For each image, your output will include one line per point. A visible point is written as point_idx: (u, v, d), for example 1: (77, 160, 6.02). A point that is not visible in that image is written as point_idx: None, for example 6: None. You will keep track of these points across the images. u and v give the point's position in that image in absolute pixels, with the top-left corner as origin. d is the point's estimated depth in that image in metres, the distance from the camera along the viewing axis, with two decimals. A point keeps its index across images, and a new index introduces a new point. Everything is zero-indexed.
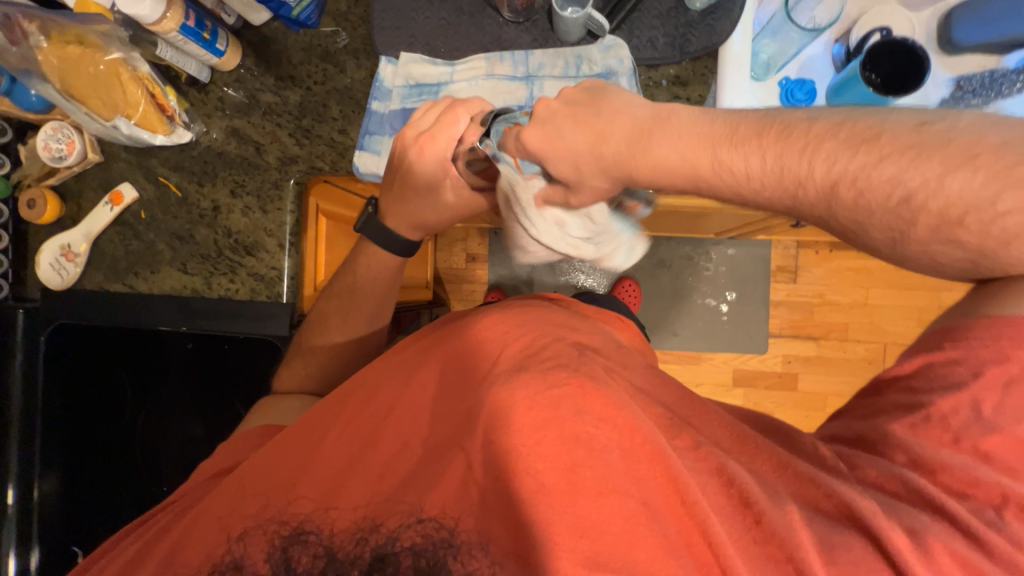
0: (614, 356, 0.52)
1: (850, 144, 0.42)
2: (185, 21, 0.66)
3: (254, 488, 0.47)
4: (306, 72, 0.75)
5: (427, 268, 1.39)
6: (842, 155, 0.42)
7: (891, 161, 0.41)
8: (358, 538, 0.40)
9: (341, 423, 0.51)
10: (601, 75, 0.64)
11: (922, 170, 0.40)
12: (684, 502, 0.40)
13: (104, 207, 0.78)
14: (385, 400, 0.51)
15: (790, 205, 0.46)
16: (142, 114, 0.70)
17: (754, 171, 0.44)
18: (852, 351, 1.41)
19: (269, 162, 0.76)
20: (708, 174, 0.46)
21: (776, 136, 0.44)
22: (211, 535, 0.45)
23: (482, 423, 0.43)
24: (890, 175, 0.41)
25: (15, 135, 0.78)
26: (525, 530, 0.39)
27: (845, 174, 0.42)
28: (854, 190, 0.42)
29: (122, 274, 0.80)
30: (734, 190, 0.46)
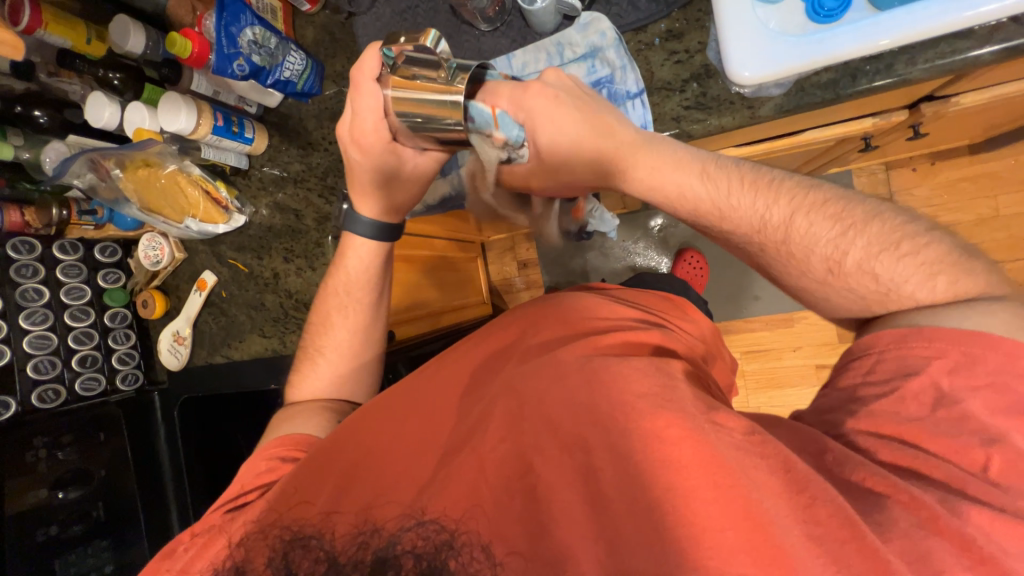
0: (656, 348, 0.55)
1: (800, 187, 0.50)
2: (216, 122, 0.75)
3: (295, 478, 0.50)
4: (321, 135, 0.82)
5: (481, 284, 1.42)
6: (797, 196, 0.50)
7: (830, 205, 0.49)
8: (359, 542, 0.44)
9: (389, 410, 0.55)
10: (587, 56, 0.61)
11: (852, 219, 0.48)
12: (722, 496, 0.38)
13: (195, 295, 0.91)
14: (433, 395, 0.56)
15: (759, 232, 0.51)
16: (203, 209, 0.83)
17: (731, 190, 0.51)
18: None
19: (308, 225, 0.85)
20: (695, 193, 0.52)
21: (749, 171, 0.52)
22: (224, 538, 0.49)
23: (496, 427, 0.47)
24: (831, 215, 0.49)
25: (123, 251, 0.94)
26: (545, 532, 0.42)
27: (799, 209, 0.49)
28: (808, 221, 0.49)
29: (220, 348, 0.93)
30: (714, 206, 0.52)
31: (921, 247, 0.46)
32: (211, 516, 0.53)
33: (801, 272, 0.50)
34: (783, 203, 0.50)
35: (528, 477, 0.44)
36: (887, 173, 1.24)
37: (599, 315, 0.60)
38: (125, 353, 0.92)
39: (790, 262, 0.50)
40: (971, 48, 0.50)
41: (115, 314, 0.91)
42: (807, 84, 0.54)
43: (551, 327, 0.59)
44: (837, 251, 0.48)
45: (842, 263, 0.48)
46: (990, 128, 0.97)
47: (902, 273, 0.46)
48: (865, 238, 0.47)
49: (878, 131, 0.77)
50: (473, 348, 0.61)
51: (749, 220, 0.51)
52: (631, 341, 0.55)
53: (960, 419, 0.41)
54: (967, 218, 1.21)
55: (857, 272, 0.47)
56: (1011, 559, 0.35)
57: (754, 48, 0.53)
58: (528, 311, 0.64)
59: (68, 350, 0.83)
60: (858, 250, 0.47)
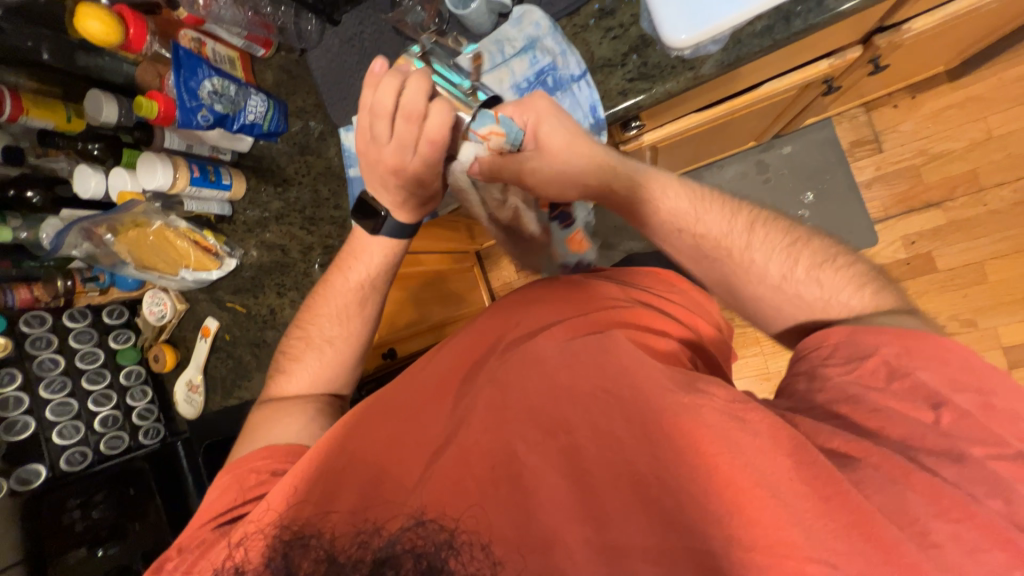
0: (642, 321, 0.58)
1: (754, 209, 0.58)
2: (193, 173, 0.78)
3: (300, 475, 0.49)
4: (294, 170, 0.84)
5: (481, 292, 1.43)
6: (753, 215, 0.57)
7: (777, 224, 0.56)
8: (359, 541, 0.44)
9: (384, 416, 0.54)
10: (525, 48, 0.62)
11: (795, 236, 0.55)
12: (694, 470, 0.41)
13: (201, 341, 0.94)
14: (425, 392, 0.57)
15: (716, 241, 0.56)
16: (196, 259, 0.86)
17: (691, 205, 0.58)
18: (995, 201, 1.16)
19: (294, 257, 0.86)
20: (663, 209, 0.58)
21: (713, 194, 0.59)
22: (220, 544, 0.49)
23: (483, 425, 0.48)
24: (778, 231, 0.55)
25: (130, 311, 0.99)
26: (534, 520, 0.42)
27: (751, 226, 0.56)
28: (758, 233, 0.55)
29: (233, 391, 0.95)
30: (675, 220, 0.58)
31: (851, 272, 0.52)
32: (201, 532, 0.53)
33: (759, 279, 0.54)
34: (739, 221, 0.56)
35: (513, 467, 0.45)
36: (869, 115, 1.22)
37: (595, 299, 0.61)
38: (144, 409, 0.94)
39: (747, 267, 0.54)
40: None
41: (129, 371, 0.94)
42: (742, 35, 0.55)
43: (534, 321, 0.60)
44: (789, 259, 0.53)
45: (794, 270, 0.53)
46: (965, 47, 0.94)
47: (836, 293, 0.51)
48: (809, 252, 0.54)
49: (837, 72, 0.76)
50: (464, 343, 0.61)
51: (708, 232, 0.57)
52: (611, 321, 0.56)
53: (913, 389, 0.43)
54: (961, 145, 1.18)
55: (805, 279, 0.52)
56: (963, 489, 0.38)
57: (684, 6, 0.53)
58: (508, 305, 0.64)
59: (88, 413, 0.86)
60: (805, 260, 0.53)
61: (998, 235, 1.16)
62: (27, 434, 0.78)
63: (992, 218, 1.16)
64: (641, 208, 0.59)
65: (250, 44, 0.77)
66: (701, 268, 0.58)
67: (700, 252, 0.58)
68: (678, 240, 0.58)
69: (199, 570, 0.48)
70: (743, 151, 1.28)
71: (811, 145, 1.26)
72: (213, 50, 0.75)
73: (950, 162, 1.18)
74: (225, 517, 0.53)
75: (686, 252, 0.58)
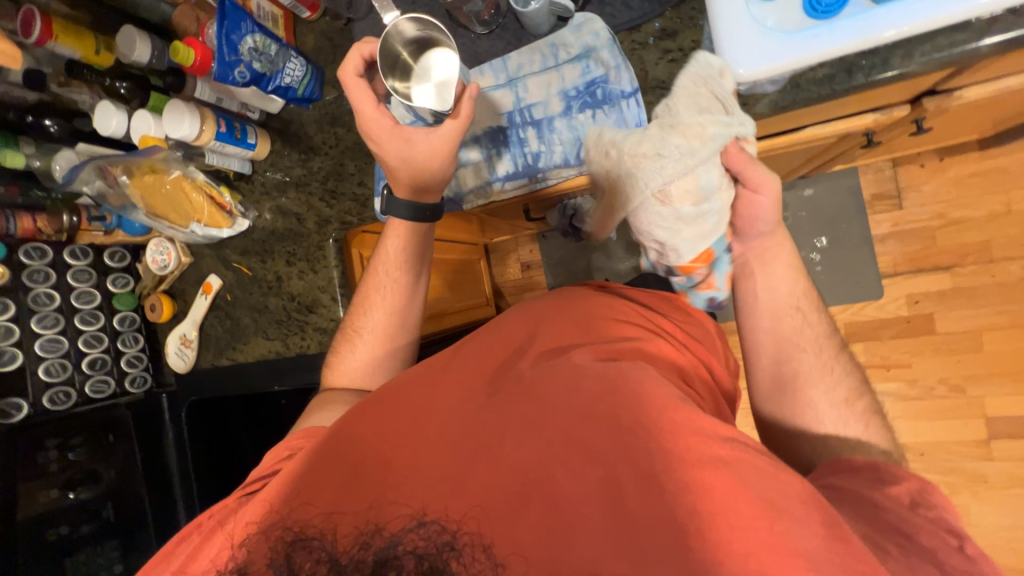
0: (664, 351, 0.55)
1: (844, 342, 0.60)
2: (219, 128, 0.76)
3: (302, 478, 0.49)
4: (322, 139, 0.82)
5: (485, 286, 1.42)
6: (842, 345, 0.60)
7: (856, 363, 0.59)
8: (360, 542, 0.44)
9: (382, 414, 0.52)
10: (581, 57, 0.62)
11: (867, 380, 0.58)
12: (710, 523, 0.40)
13: (201, 298, 0.92)
14: (420, 395, 0.53)
15: (806, 342, 0.59)
16: (208, 215, 0.83)
17: (802, 306, 0.60)
18: (1003, 273, 1.17)
19: (309, 228, 0.84)
20: (779, 295, 0.61)
21: (820, 310, 0.61)
22: (223, 539, 0.49)
23: (491, 438, 0.47)
24: (855, 368, 0.58)
25: (132, 256, 0.95)
26: (559, 536, 0.41)
27: (838, 351, 0.59)
28: (840, 359, 0.58)
29: (225, 351, 0.93)
30: (780, 310, 0.60)
31: (887, 433, 0.55)
32: (225, 501, 0.55)
33: (819, 388, 0.57)
34: (830, 344, 0.59)
35: (539, 480, 0.44)
36: (895, 170, 1.22)
37: (622, 313, 0.58)
38: (133, 356, 0.93)
39: (815, 375, 0.57)
40: (968, 40, 0.49)
41: (123, 317, 0.92)
42: (802, 80, 0.54)
43: (561, 330, 0.56)
44: (852, 391, 0.56)
45: (848, 407, 0.55)
46: (1000, 120, 0.94)
47: (866, 444, 0.54)
48: (872, 398, 0.57)
49: (879, 128, 0.76)
50: (489, 339, 0.57)
51: (804, 332, 0.59)
52: (635, 352, 0.53)
53: (937, 521, 0.43)
54: (979, 214, 1.19)
55: (854, 416, 0.55)
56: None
57: (750, 45, 0.52)
58: (537, 304, 0.60)
59: (77, 353, 0.85)
60: (865, 401, 0.56)
61: (1000, 308, 1.17)
62: (14, 365, 0.77)
63: (997, 290, 1.17)
64: (758, 284, 0.62)
65: (297, 6, 0.75)
66: (765, 354, 0.60)
67: (785, 342, 0.59)
68: (772, 322, 0.60)
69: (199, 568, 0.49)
70: None
71: (832, 192, 1.27)
72: (258, 5, 0.73)
73: (966, 230, 1.19)
74: (252, 485, 0.55)
75: (767, 334, 0.60)
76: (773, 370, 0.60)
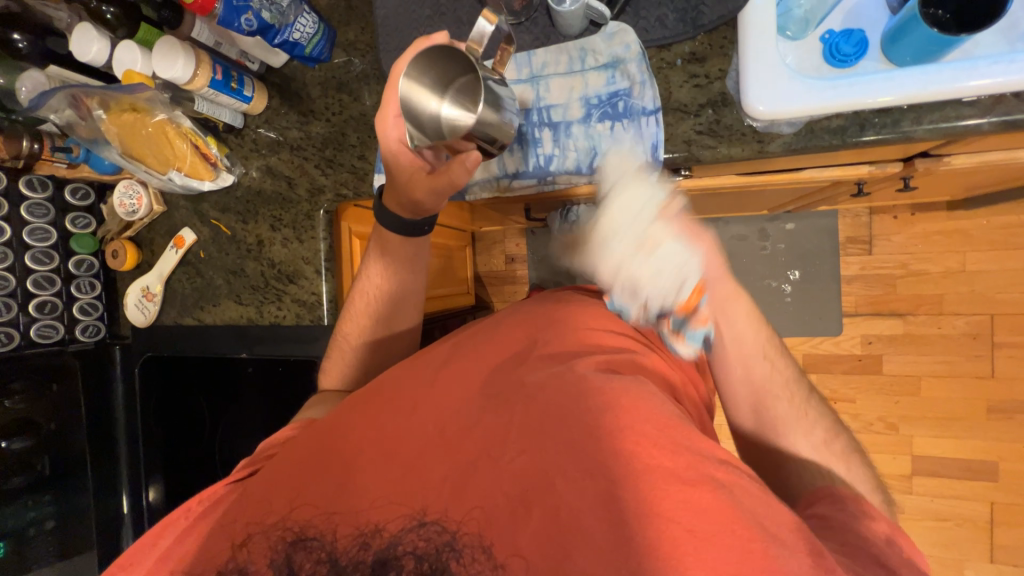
0: (654, 369, 0.55)
1: (809, 383, 0.61)
2: (214, 75, 0.71)
3: (297, 477, 0.49)
4: (324, 104, 0.78)
5: (468, 274, 1.40)
6: (809, 387, 0.61)
7: (824, 404, 0.60)
8: (359, 543, 0.45)
9: (375, 412, 0.52)
10: (608, 66, 0.61)
11: (835, 420, 0.59)
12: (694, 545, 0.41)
13: (170, 251, 0.85)
14: (413, 396, 0.53)
15: (777, 390, 0.59)
16: (190, 164, 0.77)
17: (767, 353, 0.60)
18: (949, 327, 1.26)
19: (300, 195, 0.81)
20: (746, 343, 0.60)
21: (783, 353, 0.61)
22: (215, 536, 0.49)
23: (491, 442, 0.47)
24: (824, 409, 0.59)
25: (97, 195, 0.88)
26: (558, 549, 0.41)
27: (807, 395, 0.60)
28: (810, 401, 0.59)
29: (191, 310, 0.88)
30: (746, 358, 0.60)
31: (865, 470, 0.56)
32: (211, 487, 0.55)
33: (796, 436, 0.57)
34: (798, 389, 0.60)
35: (543, 489, 0.44)
36: (870, 217, 1.29)
37: (613, 328, 0.59)
38: (87, 303, 0.86)
39: (792, 423, 0.58)
40: (972, 116, 0.52)
41: (81, 261, 0.85)
42: (818, 127, 0.56)
43: (560, 339, 0.57)
44: (827, 434, 0.57)
45: (825, 449, 0.56)
46: (974, 188, 1.01)
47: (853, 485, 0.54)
48: (846, 438, 0.57)
49: (871, 179, 0.79)
50: (487, 343, 0.58)
51: (774, 378, 0.59)
52: (629, 364, 0.54)
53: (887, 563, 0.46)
54: (937, 269, 1.27)
55: (835, 458, 0.55)
56: None
57: (772, 85, 0.54)
58: (531, 314, 0.62)
59: (24, 293, 0.78)
60: (839, 441, 0.57)
61: (942, 357, 1.26)
62: None
63: (942, 341, 1.26)
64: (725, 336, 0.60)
65: None
66: (745, 406, 0.60)
67: (759, 393, 0.59)
68: (744, 375, 0.60)
69: (184, 550, 0.49)
70: (750, 216, 1.33)
71: (811, 229, 1.33)
72: None
73: (924, 282, 1.27)
74: (243, 471, 0.56)
75: (743, 387, 0.60)
76: (754, 421, 0.60)
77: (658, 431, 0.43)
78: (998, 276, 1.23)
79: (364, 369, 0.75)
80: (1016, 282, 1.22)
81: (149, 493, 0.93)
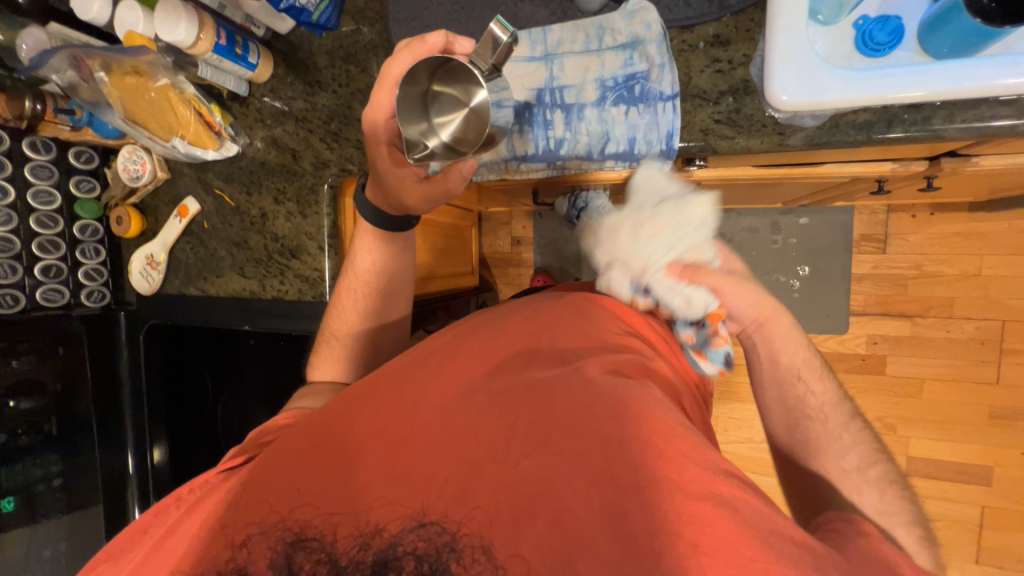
0: (655, 371, 0.55)
1: (854, 409, 0.59)
2: (218, 40, 0.68)
3: (297, 475, 0.49)
4: (331, 75, 0.76)
5: (473, 255, 1.39)
6: (852, 413, 0.59)
7: (869, 433, 0.58)
8: (359, 543, 0.45)
9: (373, 407, 0.52)
10: (626, 46, 0.58)
11: (879, 450, 0.56)
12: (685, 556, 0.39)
13: (174, 219, 0.85)
14: (414, 389, 0.53)
15: (812, 413, 0.59)
16: (193, 132, 0.76)
17: (807, 376, 0.60)
18: (958, 331, 1.24)
19: (304, 168, 0.79)
20: (783, 365, 0.61)
21: (826, 377, 0.61)
22: (213, 533, 0.49)
23: (493, 436, 0.47)
24: (866, 438, 0.57)
25: (101, 159, 0.87)
26: (558, 551, 0.41)
27: (848, 421, 0.58)
28: (850, 428, 0.57)
29: (195, 280, 0.88)
30: (783, 380, 0.61)
31: (908, 508, 0.52)
32: (205, 476, 0.56)
33: (828, 456, 0.56)
34: (839, 413, 0.59)
35: (544, 486, 0.44)
36: (888, 216, 1.25)
37: (614, 329, 0.58)
38: (93, 268, 0.87)
39: (825, 446, 0.57)
40: (1009, 116, 0.49)
41: (85, 225, 0.85)
42: (842, 121, 0.54)
43: (562, 337, 0.57)
44: (863, 460, 0.55)
45: (859, 477, 0.54)
46: (999, 189, 0.97)
47: (885, 516, 0.51)
48: (886, 468, 0.55)
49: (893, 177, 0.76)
50: (487, 340, 0.58)
51: (809, 402, 0.59)
52: (633, 363, 0.53)
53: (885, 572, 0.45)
54: (952, 272, 1.24)
55: (867, 487, 0.53)
56: None
57: (798, 73, 0.51)
58: (528, 309, 0.62)
59: (29, 256, 0.78)
60: (878, 470, 0.54)
61: (947, 361, 1.25)
62: None
63: (949, 344, 1.25)
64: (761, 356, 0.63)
65: None
66: (779, 425, 0.61)
67: (792, 412, 0.60)
68: (778, 393, 0.62)
69: (186, 531, 0.50)
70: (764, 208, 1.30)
71: (825, 225, 1.30)
72: None
73: (937, 284, 1.24)
74: (233, 463, 0.56)
75: (776, 405, 0.62)
76: (787, 440, 0.61)
77: None
78: (1016, 281, 1.20)
79: (364, 348, 0.74)
80: None
81: (154, 453, 0.95)
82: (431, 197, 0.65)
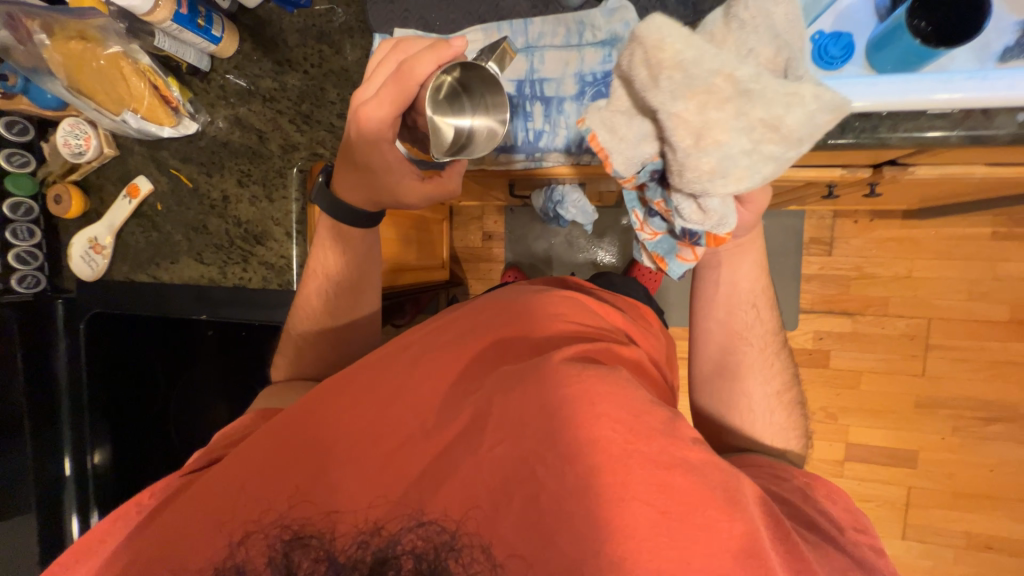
0: (629, 360, 0.57)
1: (780, 335, 0.67)
2: (178, 8, 0.64)
3: (288, 475, 0.48)
4: (302, 55, 0.73)
5: (444, 249, 1.38)
6: (778, 340, 0.66)
7: (786, 357, 0.66)
8: (359, 541, 0.45)
9: (360, 402, 0.51)
10: (604, 43, 0.60)
11: (791, 372, 0.65)
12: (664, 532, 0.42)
13: (123, 200, 0.79)
14: (397, 381, 0.53)
15: (750, 338, 0.64)
16: (148, 107, 0.71)
17: (754, 303, 0.65)
18: (891, 327, 1.36)
19: (272, 150, 0.76)
20: (737, 293, 0.65)
21: (768, 305, 0.66)
22: (186, 539, 0.46)
23: (479, 428, 0.47)
24: (784, 361, 0.65)
25: (37, 132, 0.79)
26: (547, 539, 0.42)
27: (774, 345, 0.65)
28: (775, 352, 0.65)
29: (146, 266, 0.82)
30: (733, 304, 0.65)
31: (800, 422, 0.62)
32: (168, 480, 0.54)
33: (753, 374, 0.63)
34: (773, 342, 0.65)
35: (531, 478, 0.44)
36: (833, 221, 1.36)
37: (593, 321, 0.60)
38: (26, 251, 0.79)
39: (751, 364, 0.64)
40: (943, 128, 0.55)
41: (18, 204, 0.78)
42: None
43: (538, 327, 0.57)
44: (779, 379, 0.63)
45: (776, 398, 0.62)
46: (928, 199, 1.07)
47: (784, 430, 0.61)
48: (793, 389, 0.64)
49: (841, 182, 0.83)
50: (468, 331, 0.57)
51: (750, 327, 0.65)
52: (609, 353, 0.55)
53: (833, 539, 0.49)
54: (887, 274, 1.36)
55: (780, 406, 0.62)
56: None
57: None
58: (508, 301, 0.61)
59: None
60: (788, 390, 0.63)
61: (882, 355, 1.37)
62: None
63: (884, 340, 1.36)
64: (721, 278, 0.65)
65: None
66: (714, 342, 0.66)
67: (731, 332, 0.65)
68: (723, 313, 0.65)
69: (150, 532, 0.47)
70: None
71: (778, 228, 1.38)
72: None
73: (874, 285, 1.35)
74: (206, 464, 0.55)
75: (718, 325, 0.65)
76: (718, 357, 0.65)
77: (634, 415, 0.44)
78: (940, 283, 1.33)
79: (334, 339, 0.72)
80: (954, 290, 1.32)
81: (95, 454, 0.88)
82: (434, 196, 0.64)
